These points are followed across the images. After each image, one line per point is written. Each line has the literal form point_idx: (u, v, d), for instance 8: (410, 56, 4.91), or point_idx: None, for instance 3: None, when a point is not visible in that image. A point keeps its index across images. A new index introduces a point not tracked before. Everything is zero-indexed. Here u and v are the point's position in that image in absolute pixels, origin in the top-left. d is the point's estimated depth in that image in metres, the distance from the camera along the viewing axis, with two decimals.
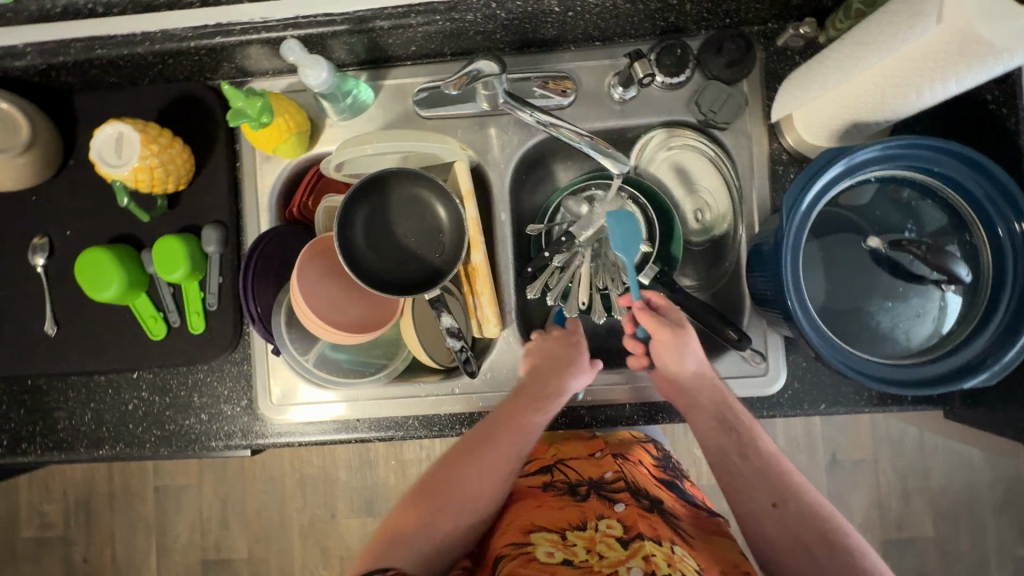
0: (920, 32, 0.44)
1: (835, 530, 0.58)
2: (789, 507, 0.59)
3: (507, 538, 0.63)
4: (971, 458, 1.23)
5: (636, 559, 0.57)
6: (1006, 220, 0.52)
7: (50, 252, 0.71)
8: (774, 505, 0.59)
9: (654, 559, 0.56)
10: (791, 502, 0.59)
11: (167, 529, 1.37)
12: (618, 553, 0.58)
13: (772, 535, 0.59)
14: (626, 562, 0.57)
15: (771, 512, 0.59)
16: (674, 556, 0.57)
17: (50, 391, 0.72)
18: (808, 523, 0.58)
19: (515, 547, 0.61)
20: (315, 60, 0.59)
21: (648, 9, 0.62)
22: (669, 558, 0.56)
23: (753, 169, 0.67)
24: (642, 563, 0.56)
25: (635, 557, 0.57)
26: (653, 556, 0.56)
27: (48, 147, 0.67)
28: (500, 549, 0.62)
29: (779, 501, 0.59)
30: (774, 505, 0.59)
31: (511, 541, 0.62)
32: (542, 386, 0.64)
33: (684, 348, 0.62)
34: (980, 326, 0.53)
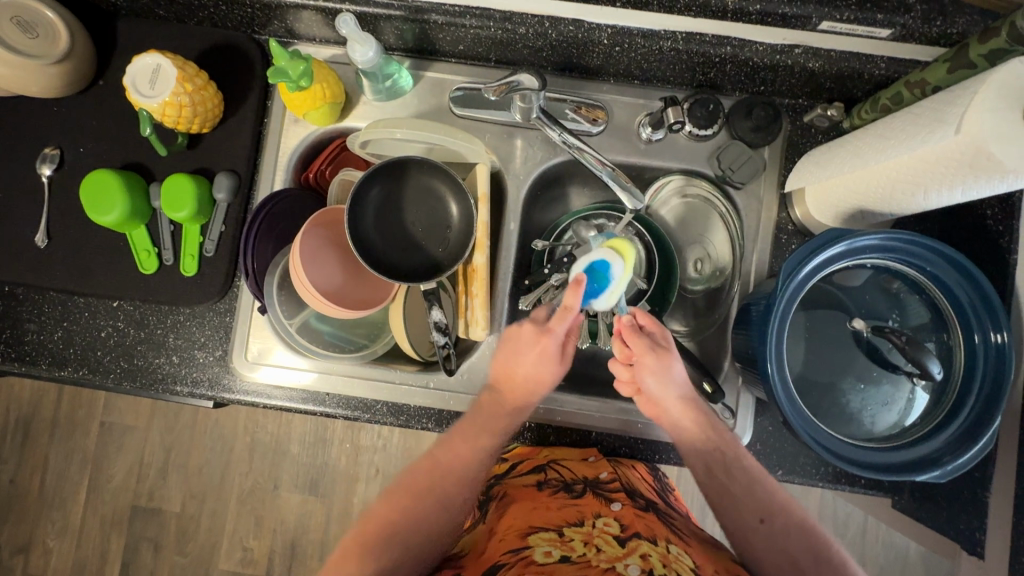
0: (938, 139, 0.47)
1: (818, 539, 0.57)
2: (776, 522, 0.57)
3: (503, 544, 0.57)
4: (908, 556, 1.25)
5: (633, 557, 0.54)
6: (983, 328, 0.55)
7: (58, 165, 0.70)
8: (761, 521, 0.57)
9: (651, 558, 0.53)
10: (778, 518, 0.57)
11: (103, 467, 1.34)
12: (616, 550, 0.55)
13: (765, 554, 0.56)
14: (623, 560, 0.54)
15: (758, 529, 0.57)
16: (669, 556, 0.54)
17: (25, 301, 0.71)
18: (795, 539, 0.57)
19: (512, 551, 0.55)
20: (366, 37, 0.60)
21: (690, 61, 0.64)
22: (666, 558, 0.54)
23: (758, 232, 0.70)
24: (639, 561, 0.53)
25: (632, 554, 0.54)
26: (650, 555, 0.54)
27: (82, 62, 0.67)
28: (498, 556, 0.55)
29: (766, 517, 0.57)
30: (763, 521, 0.57)
31: (510, 547, 0.56)
32: (531, 377, 0.63)
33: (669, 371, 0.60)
34: (943, 424, 0.56)
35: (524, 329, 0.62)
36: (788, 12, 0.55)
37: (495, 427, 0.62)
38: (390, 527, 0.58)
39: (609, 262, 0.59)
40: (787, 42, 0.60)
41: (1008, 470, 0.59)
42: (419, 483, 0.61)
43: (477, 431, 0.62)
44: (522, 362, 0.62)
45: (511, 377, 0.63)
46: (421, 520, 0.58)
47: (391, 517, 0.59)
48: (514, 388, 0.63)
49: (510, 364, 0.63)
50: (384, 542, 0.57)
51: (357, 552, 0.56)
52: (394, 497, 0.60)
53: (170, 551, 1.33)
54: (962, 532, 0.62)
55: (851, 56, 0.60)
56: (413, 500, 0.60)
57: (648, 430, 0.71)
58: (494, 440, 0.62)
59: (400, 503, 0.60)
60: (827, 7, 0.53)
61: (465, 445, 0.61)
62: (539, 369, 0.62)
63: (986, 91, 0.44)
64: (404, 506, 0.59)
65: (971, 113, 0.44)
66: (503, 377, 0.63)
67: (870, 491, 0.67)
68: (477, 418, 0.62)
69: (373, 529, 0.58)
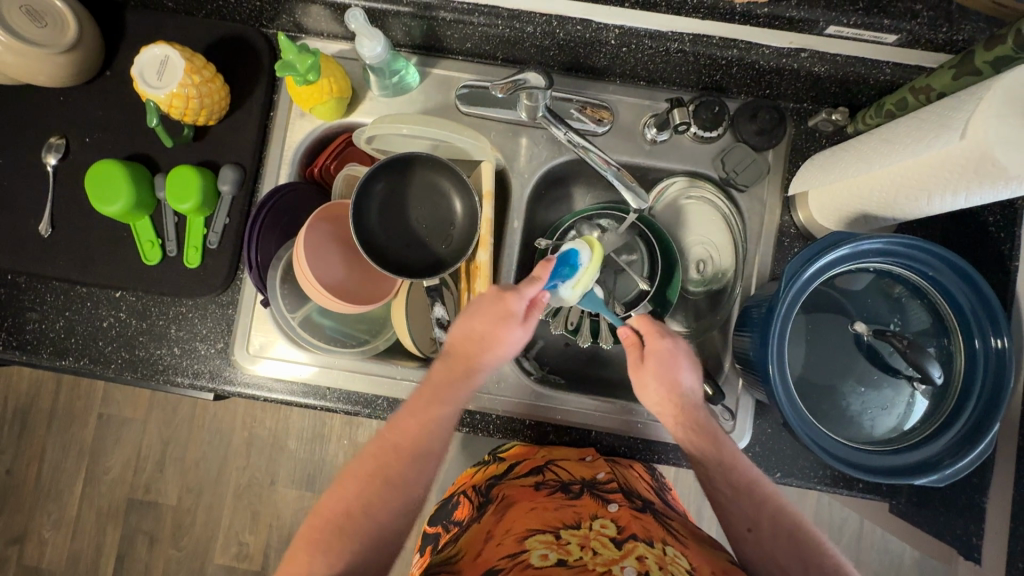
0: (943, 143, 0.47)
1: (807, 542, 0.55)
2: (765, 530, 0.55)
3: (500, 548, 0.56)
4: (903, 562, 1.25)
5: (629, 559, 0.54)
6: (984, 333, 0.55)
7: (64, 154, 0.70)
8: (749, 530, 0.56)
9: (647, 560, 0.53)
10: (766, 526, 0.56)
11: (100, 459, 1.34)
12: (612, 552, 0.55)
13: (757, 563, 0.55)
14: (620, 562, 0.54)
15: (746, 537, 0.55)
16: (666, 558, 0.54)
17: (27, 290, 0.71)
18: (787, 545, 0.54)
19: (508, 556, 0.54)
20: (374, 33, 0.60)
21: (697, 63, 0.65)
22: (662, 560, 0.54)
23: (761, 234, 0.70)
24: (635, 563, 0.53)
25: (629, 556, 0.54)
26: (646, 557, 0.54)
27: (90, 52, 0.67)
28: (495, 560, 0.54)
29: (754, 526, 0.56)
30: (749, 530, 0.56)
31: (507, 551, 0.55)
32: (487, 335, 0.58)
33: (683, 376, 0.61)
34: (941, 428, 0.56)
35: (490, 297, 0.58)
36: (794, 16, 0.54)
37: (450, 398, 0.59)
38: (340, 520, 0.53)
39: (580, 249, 0.63)
40: (793, 46, 0.60)
41: (1006, 476, 0.59)
42: (369, 468, 0.56)
43: (430, 403, 0.58)
44: (478, 322, 0.58)
45: (464, 342, 0.59)
46: (371, 509, 0.54)
47: (341, 507, 0.54)
48: (468, 354, 0.59)
49: (468, 325, 0.58)
50: (333, 537, 0.52)
51: (307, 548, 0.52)
52: (345, 484, 0.56)
53: (165, 545, 1.33)
54: (959, 537, 0.62)
55: (857, 61, 0.60)
56: (364, 486, 0.55)
57: (648, 430, 0.71)
58: (447, 411, 0.58)
59: (352, 492, 0.55)
60: (834, 11, 0.53)
61: (414, 421, 0.57)
62: (495, 333, 0.58)
63: (990, 98, 0.44)
64: (357, 494, 0.55)
65: (976, 119, 0.45)
66: (463, 340, 0.59)
67: (867, 495, 0.67)
68: (428, 390, 0.59)
69: (323, 522, 0.54)
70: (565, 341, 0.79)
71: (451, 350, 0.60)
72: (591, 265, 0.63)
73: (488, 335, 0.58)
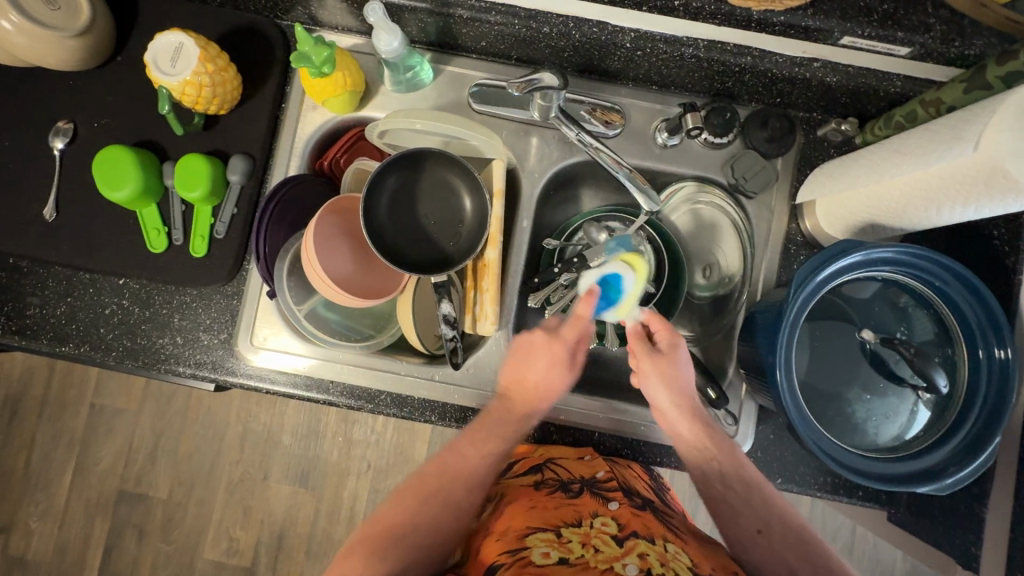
0: (955, 154, 0.48)
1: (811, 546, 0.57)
2: (774, 531, 0.57)
3: (500, 544, 0.57)
4: (893, 573, 1.26)
5: (631, 556, 0.54)
6: (988, 344, 0.56)
7: (71, 139, 0.70)
8: (758, 531, 0.57)
9: (649, 558, 0.54)
10: (775, 526, 0.57)
11: (91, 450, 1.32)
12: (613, 550, 0.55)
13: (762, 564, 0.56)
14: (621, 560, 0.54)
15: (756, 540, 0.57)
16: (667, 555, 0.54)
17: (29, 274, 0.70)
18: (796, 547, 0.56)
19: (509, 552, 0.55)
20: (392, 27, 0.60)
21: (709, 69, 0.65)
22: (663, 557, 0.54)
23: (768, 242, 0.71)
24: (637, 560, 0.53)
25: (630, 554, 0.54)
26: (648, 554, 0.54)
27: (102, 37, 0.67)
28: (495, 557, 0.55)
29: (764, 528, 0.57)
30: (760, 532, 0.57)
31: (507, 550, 0.55)
32: (543, 382, 0.64)
33: (681, 376, 0.61)
34: (945, 437, 0.57)
35: (537, 339, 0.63)
36: (811, 25, 0.55)
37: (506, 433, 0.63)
38: (395, 529, 0.58)
39: (624, 275, 0.64)
40: (806, 55, 0.60)
41: (1004, 487, 0.60)
42: (427, 485, 0.61)
43: (487, 438, 0.62)
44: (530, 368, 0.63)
45: (517, 385, 0.64)
46: (424, 521, 0.58)
47: (398, 517, 0.59)
48: (526, 399, 0.64)
49: (524, 371, 0.64)
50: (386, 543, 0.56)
51: (361, 550, 0.56)
52: (402, 498, 0.61)
53: (154, 538, 1.31)
54: (957, 546, 0.63)
55: (868, 72, 0.61)
56: (421, 501, 0.60)
57: (647, 432, 0.72)
58: (504, 445, 0.62)
59: (407, 505, 0.60)
60: (850, 22, 0.54)
61: (475, 450, 0.62)
62: (547, 376, 0.63)
63: (1004, 111, 0.45)
64: (412, 507, 0.60)
65: (989, 130, 0.45)
66: (517, 384, 0.64)
67: (866, 503, 0.68)
68: (486, 423, 0.63)
69: (379, 531, 0.58)
70: None
71: (507, 397, 0.64)
72: (633, 292, 0.64)
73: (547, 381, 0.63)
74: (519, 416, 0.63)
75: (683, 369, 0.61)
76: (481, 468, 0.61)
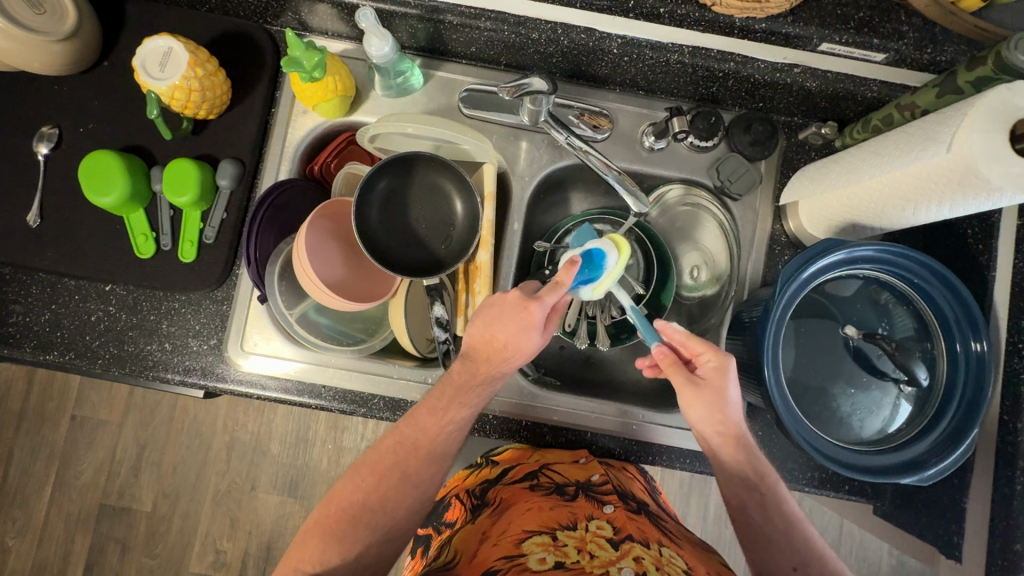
0: (930, 156, 0.50)
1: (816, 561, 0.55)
2: (811, 574, 0.55)
3: (496, 549, 0.56)
4: (880, 570, 1.28)
5: (627, 560, 0.54)
6: (965, 337, 0.58)
7: (56, 144, 0.69)
8: (794, 570, 0.55)
9: (644, 561, 0.54)
10: (812, 567, 0.55)
11: (72, 463, 1.29)
12: (609, 554, 0.56)
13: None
14: (617, 563, 0.54)
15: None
16: (662, 559, 0.55)
17: (11, 282, 0.68)
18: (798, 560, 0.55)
19: (506, 558, 0.54)
20: (383, 32, 0.61)
21: (695, 74, 0.67)
22: (659, 561, 0.54)
23: (753, 243, 0.73)
24: (632, 564, 0.54)
25: (626, 557, 0.55)
26: (643, 558, 0.55)
27: (88, 41, 0.66)
28: (491, 561, 0.54)
29: (800, 566, 0.55)
30: (795, 569, 0.55)
31: (503, 553, 0.55)
32: (509, 343, 0.57)
33: (725, 407, 0.57)
34: (926, 430, 0.59)
35: (511, 297, 0.58)
36: (791, 32, 0.56)
37: (469, 399, 0.59)
38: (353, 509, 0.56)
39: (606, 252, 0.62)
40: (787, 61, 0.62)
41: (984, 477, 0.62)
42: (385, 461, 0.58)
43: (446, 405, 0.59)
44: (500, 329, 0.57)
45: (485, 344, 0.58)
46: (383, 502, 0.57)
47: (357, 497, 0.57)
48: (490, 358, 0.59)
49: (490, 330, 0.58)
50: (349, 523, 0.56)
51: (319, 533, 0.55)
52: (360, 477, 0.58)
53: (138, 552, 1.28)
54: (941, 537, 0.65)
55: (847, 77, 0.63)
56: (381, 480, 0.58)
57: (641, 430, 0.72)
58: (465, 414, 0.59)
59: (367, 483, 0.57)
60: (828, 29, 0.56)
61: (433, 419, 0.59)
62: (520, 340, 0.57)
63: (975, 113, 0.47)
64: (373, 487, 0.57)
65: (961, 132, 0.48)
66: (482, 343, 0.58)
67: (852, 497, 0.70)
68: (448, 389, 0.59)
69: (338, 511, 0.57)
70: (559, 345, 0.80)
71: (471, 352, 0.59)
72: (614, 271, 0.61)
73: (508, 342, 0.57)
74: (481, 379, 0.59)
75: (727, 393, 0.57)
76: (443, 443, 0.59)
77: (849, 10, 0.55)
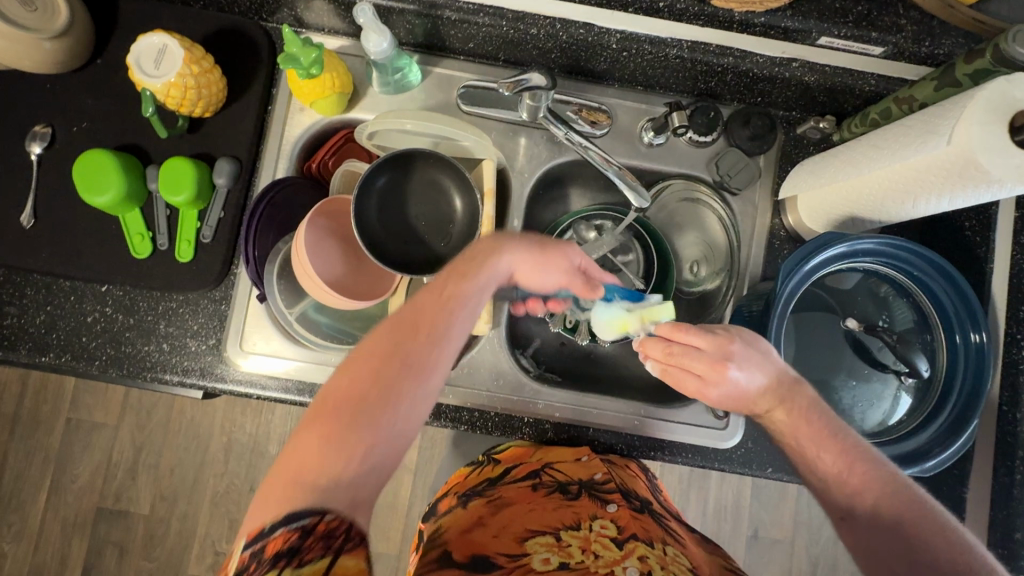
0: (931, 148, 0.50)
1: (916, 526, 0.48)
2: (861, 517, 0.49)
3: (499, 546, 0.55)
4: None
5: (631, 559, 0.54)
6: (964, 328, 0.59)
7: (49, 143, 0.68)
8: (842, 518, 0.50)
9: (648, 560, 0.54)
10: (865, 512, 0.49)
11: (67, 466, 1.28)
12: (613, 553, 0.56)
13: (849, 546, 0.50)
14: (621, 563, 0.54)
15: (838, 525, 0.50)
16: (667, 557, 0.55)
17: (5, 284, 0.68)
18: (888, 534, 0.48)
19: (509, 557, 0.54)
20: (381, 28, 0.61)
21: (693, 69, 0.67)
22: (664, 560, 0.54)
23: (754, 236, 0.73)
24: (637, 563, 0.54)
25: (630, 557, 0.55)
26: (648, 557, 0.55)
27: (81, 38, 0.65)
28: (495, 559, 0.54)
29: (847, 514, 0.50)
30: (842, 518, 0.50)
31: (507, 552, 0.55)
32: (516, 268, 0.56)
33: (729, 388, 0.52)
34: (927, 420, 0.59)
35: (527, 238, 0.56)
36: (790, 26, 0.56)
37: (477, 286, 0.53)
38: (349, 408, 0.46)
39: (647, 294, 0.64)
40: (785, 55, 0.63)
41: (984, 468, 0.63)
42: (376, 352, 0.49)
43: (442, 290, 0.52)
44: (506, 240, 0.55)
45: (484, 245, 0.55)
46: (380, 393, 0.47)
47: (349, 394, 0.46)
48: (489, 251, 0.54)
49: (497, 240, 0.55)
50: (355, 420, 0.45)
51: (319, 436, 0.44)
52: (351, 371, 0.48)
53: (136, 556, 1.27)
54: None
55: (845, 71, 0.63)
56: (371, 370, 0.48)
57: (641, 426, 0.72)
58: (468, 299, 0.52)
59: (360, 378, 0.47)
60: (827, 23, 0.56)
61: (430, 302, 0.51)
62: (532, 271, 0.56)
63: (974, 105, 0.47)
64: (366, 381, 0.47)
65: (961, 125, 0.48)
66: (485, 244, 0.55)
67: None
68: (449, 274, 0.53)
69: (333, 410, 0.46)
70: (560, 341, 0.80)
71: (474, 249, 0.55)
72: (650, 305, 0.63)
73: (525, 270, 0.56)
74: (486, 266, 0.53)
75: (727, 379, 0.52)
76: (438, 325, 0.51)
77: (847, 4, 0.56)
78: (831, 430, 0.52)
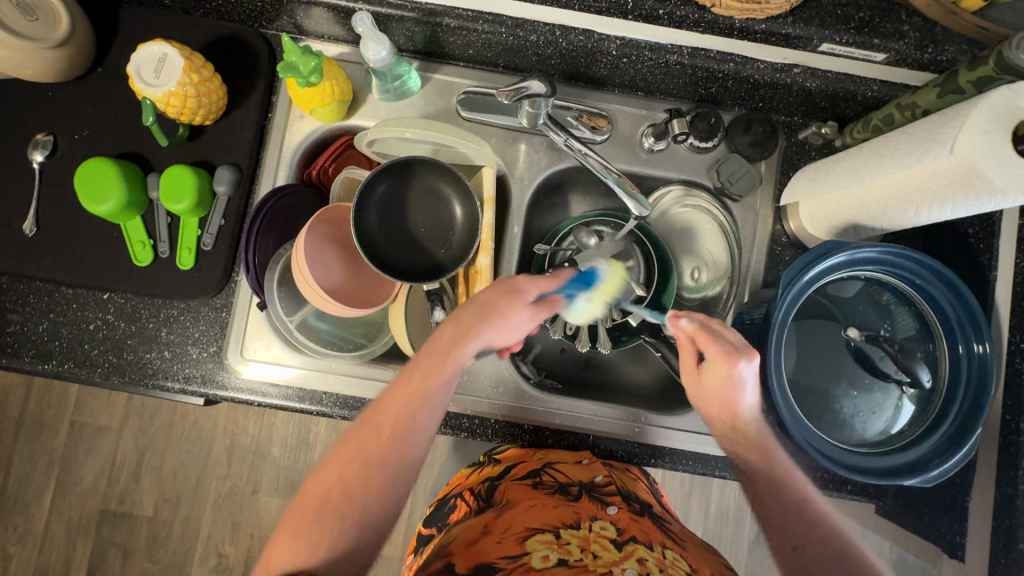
0: (932, 157, 0.50)
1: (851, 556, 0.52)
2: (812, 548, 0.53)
3: (499, 547, 0.55)
4: None
5: (630, 561, 0.54)
6: (968, 338, 0.58)
7: (51, 151, 0.68)
8: (795, 548, 0.53)
9: (647, 563, 0.54)
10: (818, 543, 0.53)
11: (72, 469, 1.29)
12: (612, 554, 0.55)
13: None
14: (620, 564, 0.54)
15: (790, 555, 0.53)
16: (666, 561, 0.55)
17: (8, 292, 0.68)
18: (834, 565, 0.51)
19: (508, 557, 0.54)
20: (380, 37, 0.61)
21: (693, 75, 0.66)
22: (663, 563, 0.54)
23: (754, 242, 0.73)
24: (636, 565, 0.54)
25: (629, 559, 0.54)
26: (647, 559, 0.54)
27: (82, 47, 0.65)
28: (494, 559, 0.53)
29: (800, 545, 0.53)
30: (794, 548, 0.53)
31: (507, 553, 0.54)
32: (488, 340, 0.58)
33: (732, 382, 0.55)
34: (929, 430, 0.59)
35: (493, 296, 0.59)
36: (791, 33, 0.56)
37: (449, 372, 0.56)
38: (326, 502, 0.50)
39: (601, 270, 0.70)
40: (787, 61, 0.62)
41: (987, 477, 0.62)
42: (353, 449, 0.52)
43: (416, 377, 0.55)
44: (475, 320, 0.57)
45: (462, 322, 0.57)
46: (354, 488, 0.51)
47: (324, 491, 0.50)
48: (463, 330, 0.57)
49: (469, 320, 0.57)
50: (327, 519, 0.49)
51: (295, 529, 0.48)
52: (329, 467, 0.52)
53: (140, 558, 1.28)
54: (944, 536, 0.66)
55: (847, 77, 0.63)
56: (346, 470, 0.51)
57: (642, 433, 0.72)
58: (441, 386, 0.55)
59: (341, 471, 0.51)
60: (828, 29, 0.55)
61: (400, 398, 0.54)
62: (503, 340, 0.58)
63: (976, 115, 0.47)
64: (342, 477, 0.51)
65: (963, 135, 0.47)
66: (457, 324, 0.57)
67: (856, 497, 0.70)
68: (427, 356, 0.56)
69: (310, 506, 0.50)
70: (561, 347, 0.80)
71: (447, 327, 0.58)
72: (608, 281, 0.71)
73: (499, 341, 0.58)
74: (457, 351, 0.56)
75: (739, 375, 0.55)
76: (412, 419, 0.54)
77: (849, 10, 0.55)
78: (779, 472, 0.57)
